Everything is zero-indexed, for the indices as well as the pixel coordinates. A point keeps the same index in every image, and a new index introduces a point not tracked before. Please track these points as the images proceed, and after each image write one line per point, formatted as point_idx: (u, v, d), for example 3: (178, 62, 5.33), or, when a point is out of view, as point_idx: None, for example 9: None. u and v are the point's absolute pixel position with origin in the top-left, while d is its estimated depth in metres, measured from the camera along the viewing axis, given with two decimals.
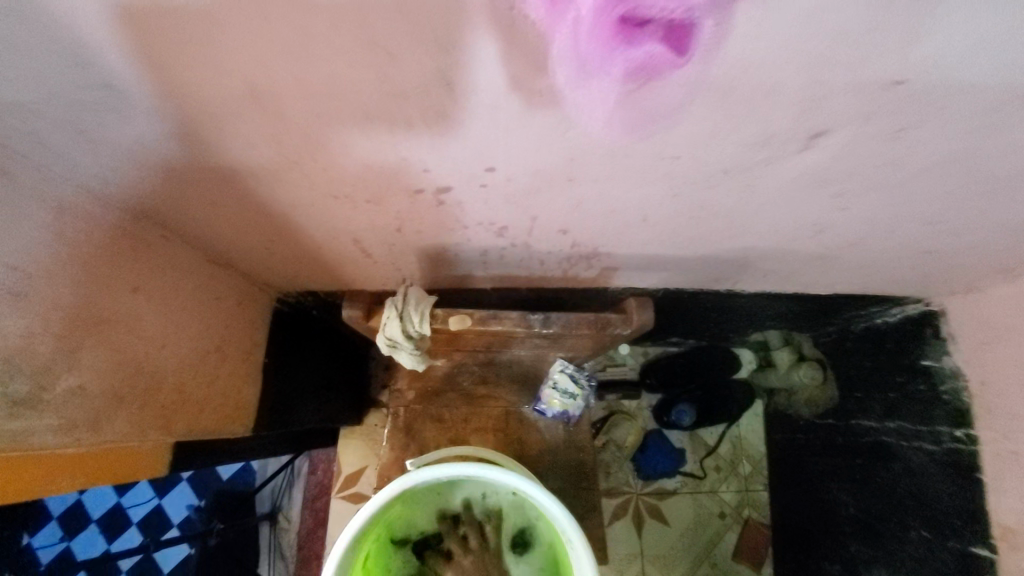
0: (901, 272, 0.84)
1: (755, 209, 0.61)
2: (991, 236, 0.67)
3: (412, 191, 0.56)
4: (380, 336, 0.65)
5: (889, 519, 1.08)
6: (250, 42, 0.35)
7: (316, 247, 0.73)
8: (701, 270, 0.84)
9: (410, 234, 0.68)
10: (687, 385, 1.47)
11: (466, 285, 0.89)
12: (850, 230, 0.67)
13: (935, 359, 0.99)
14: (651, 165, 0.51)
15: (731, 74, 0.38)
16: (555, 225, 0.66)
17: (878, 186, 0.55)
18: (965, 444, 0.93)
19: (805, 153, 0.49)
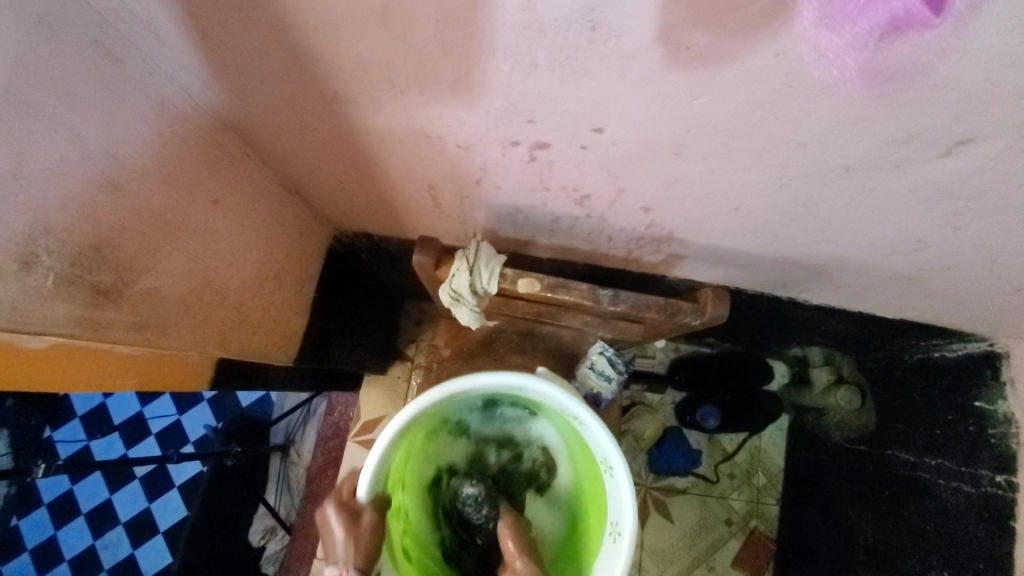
0: (982, 308, 0.79)
1: (860, 214, 0.57)
2: None
3: (507, 141, 0.54)
4: (445, 287, 0.64)
5: (909, 554, 1.06)
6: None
7: (388, 188, 0.71)
8: (771, 272, 0.81)
9: (488, 188, 0.66)
10: (716, 389, 1.45)
11: (525, 251, 0.87)
12: (950, 253, 0.63)
13: (989, 402, 0.96)
14: (770, 149, 0.48)
15: (902, 53, 0.34)
16: (639, 201, 0.63)
17: (1005, 210, 0.51)
18: (1004, 490, 0.92)
19: (944, 160, 0.45)
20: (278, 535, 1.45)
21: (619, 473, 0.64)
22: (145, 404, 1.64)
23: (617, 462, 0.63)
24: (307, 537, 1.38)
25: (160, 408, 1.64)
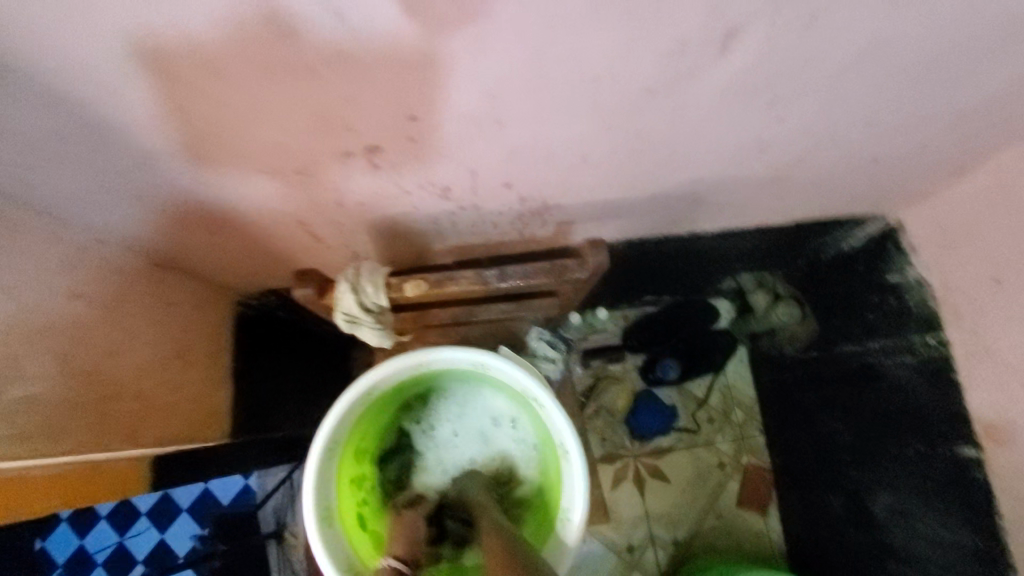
0: (854, 187, 0.84)
1: (694, 131, 0.61)
2: (933, 131, 0.68)
3: (341, 153, 0.55)
4: (337, 314, 0.64)
5: (880, 439, 1.06)
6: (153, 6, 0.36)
7: (261, 235, 0.71)
8: (658, 211, 0.84)
9: (353, 208, 0.67)
10: (669, 342, 1.45)
11: (426, 260, 0.88)
12: (791, 145, 0.67)
13: (900, 273, 0.98)
14: (576, 92, 0.50)
15: None
16: (497, 177, 0.65)
17: (811, 87, 0.55)
18: (939, 348, 0.92)
19: (728, 56, 0.48)
20: None
21: (573, 453, 0.73)
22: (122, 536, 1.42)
23: (571, 443, 0.72)
24: None
25: (139, 536, 1.43)
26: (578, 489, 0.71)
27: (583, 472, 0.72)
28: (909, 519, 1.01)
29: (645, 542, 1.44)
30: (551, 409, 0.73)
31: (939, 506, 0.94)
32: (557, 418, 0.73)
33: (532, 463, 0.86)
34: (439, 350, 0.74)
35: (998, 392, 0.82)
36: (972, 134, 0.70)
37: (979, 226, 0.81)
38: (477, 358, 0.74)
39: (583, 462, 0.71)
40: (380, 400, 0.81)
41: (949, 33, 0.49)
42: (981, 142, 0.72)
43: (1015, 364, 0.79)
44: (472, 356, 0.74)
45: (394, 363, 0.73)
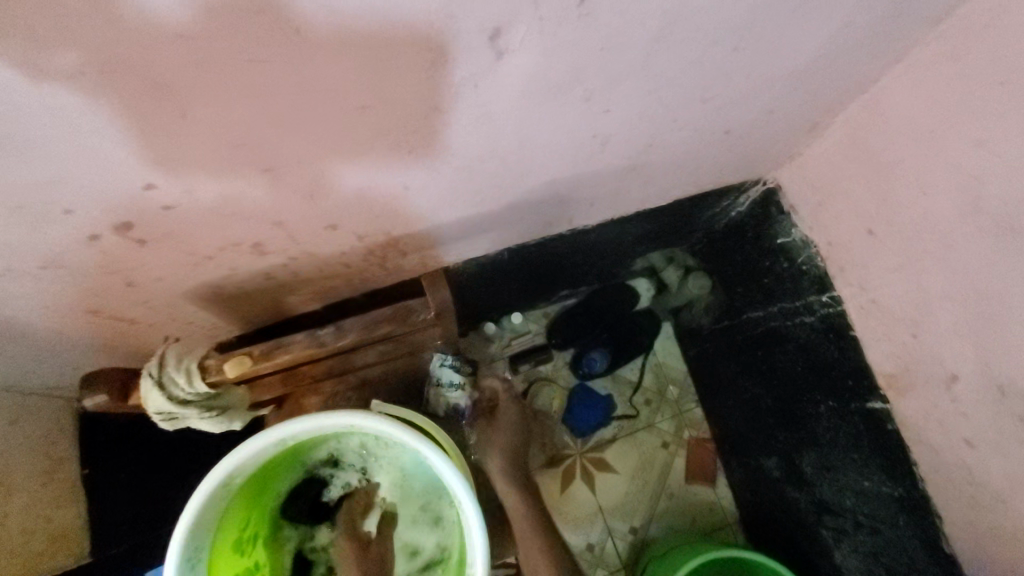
0: (721, 158, 0.80)
1: (516, 139, 0.55)
2: (773, 92, 0.65)
3: (88, 237, 0.45)
4: (152, 415, 0.55)
5: (799, 399, 1.06)
6: None
7: (54, 333, 0.60)
8: (525, 219, 0.78)
9: (152, 286, 0.57)
10: (593, 332, 1.42)
11: (285, 314, 0.78)
12: (633, 134, 0.62)
13: (787, 235, 0.96)
14: (347, 124, 0.43)
15: None
16: (313, 223, 0.57)
17: (623, 76, 0.50)
18: (833, 306, 0.91)
19: (505, 59, 0.42)
20: None
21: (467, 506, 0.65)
22: None
23: (463, 497, 0.64)
24: None
25: None
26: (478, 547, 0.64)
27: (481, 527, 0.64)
28: (839, 476, 1.00)
29: (604, 538, 1.40)
30: (438, 461, 0.66)
31: (861, 459, 0.94)
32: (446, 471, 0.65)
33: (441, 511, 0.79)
34: (304, 420, 0.65)
35: (891, 341, 0.81)
36: (813, 86, 0.67)
37: (845, 178, 0.80)
38: (348, 421, 0.66)
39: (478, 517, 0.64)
40: (250, 483, 0.71)
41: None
42: (825, 93, 0.70)
43: (901, 312, 0.78)
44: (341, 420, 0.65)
45: (248, 447, 0.64)
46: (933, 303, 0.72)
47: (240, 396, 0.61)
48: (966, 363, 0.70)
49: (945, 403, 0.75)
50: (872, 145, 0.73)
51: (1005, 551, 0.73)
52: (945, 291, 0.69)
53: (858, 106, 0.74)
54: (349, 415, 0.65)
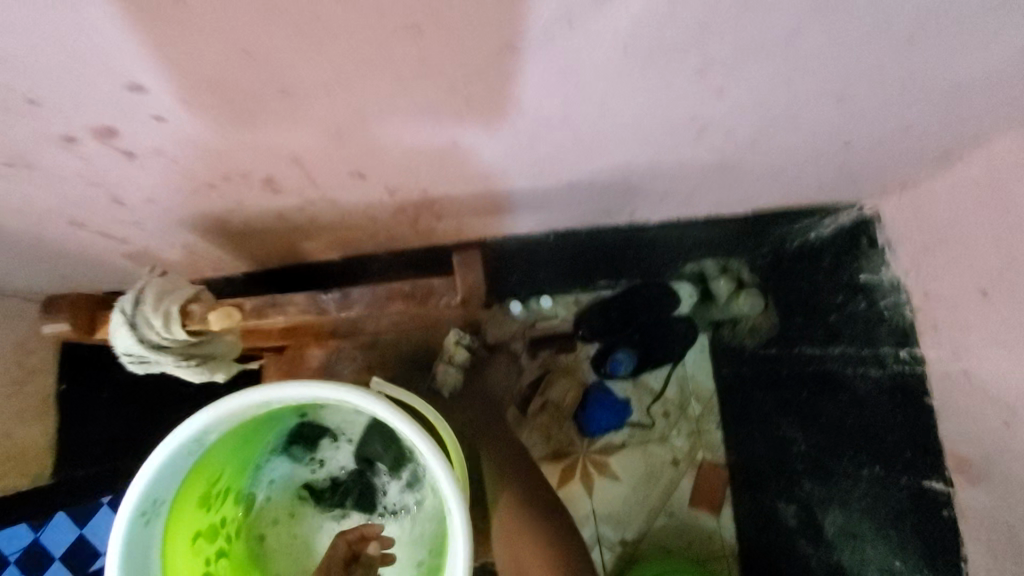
0: (825, 172, 0.68)
1: (597, 108, 0.44)
2: (922, 106, 0.52)
3: (59, 139, 0.37)
4: (120, 357, 0.48)
5: (839, 455, 0.94)
6: None
7: (33, 240, 0.53)
8: (580, 204, 0.67)
9: (143, 206, 0.49)
10: (624, 330, 1.24)
11: (296, 259, 0.70)
12: (738, 127, 0.51)
13: (874, 273, 0.83)
14: (392, 52, 0.33)
15: None
16: (336, 167, 0.47)
17: (757, 51, 0.38)
18: (911, 365, 0.79)
19: (616, 1, 0.31)
20: None
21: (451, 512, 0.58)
22: None
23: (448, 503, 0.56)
24: None
25: None
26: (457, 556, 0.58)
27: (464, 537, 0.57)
28: (865, 547, 0.90)
29: None
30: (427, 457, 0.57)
31: (899, 539, 0.83)
32: (437, 473, 0.57)
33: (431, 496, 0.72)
34: (288, 385, 0.57)
35: (976, 423, 0.69)
36: (972, 108, 0.54)
37: (969, 225, 0.67)
38: (337, 395, 0.57)
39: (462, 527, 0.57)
40: (230, 435, 0.65)
41: None
42: (980, 118, 0.57)
43: (1001, 395, 0.65)
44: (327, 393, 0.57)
45: (227, 403, 0.57)
46: None
47: (227, 345, 0.53)
48: None
49: None
50: (1019, 192, 0.60)
51: None
52: None
53: (1012, 141, 0.60)
54: (334, 388, 0.56)
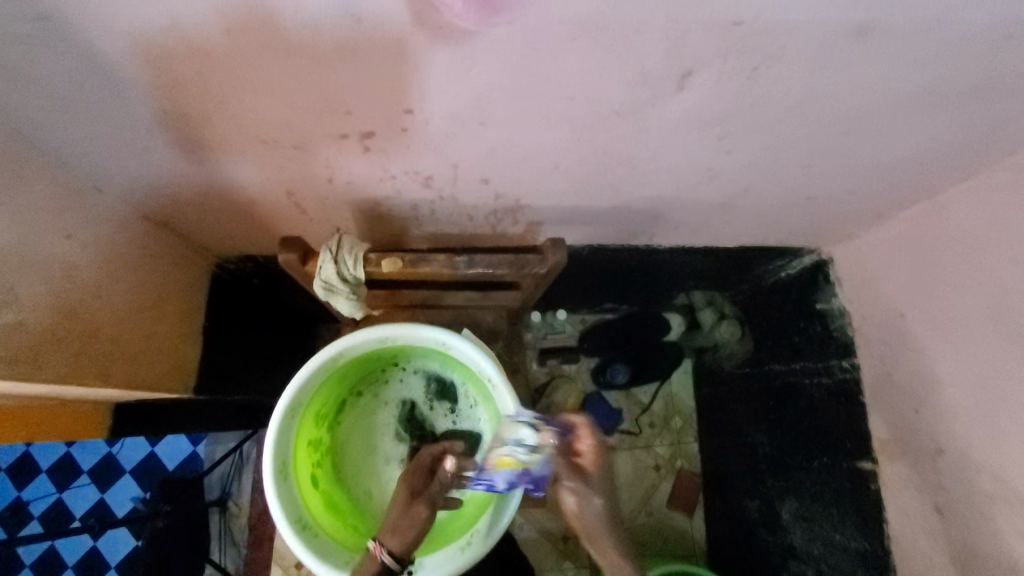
0: (793, 219, 0.94)
1: (653, 153, 0.69)
2: (856, 175, 0.79)
3: (337, 134, 0.61)
4: (317, 280, 0.71)
5: (796, 452, 1.16)
6: None
7: (250, 201, 0.75)
8: (619, 223, 0.92)
9: (341, 186, 0.72)
10: (621, 348, 1.51)
11: (403, 245, 0.93)
12: (738, 176, 0.76)
13: (826, 302, 1.09)
14: (552, 107, 0.58)
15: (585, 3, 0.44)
16: (477, 173, 0.72)
17: (754, 128, 0.64)
18: (850, 371, 1.03)
19: (681, 92, 0.57)
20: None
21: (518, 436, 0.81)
22: (61, 489, 1.40)
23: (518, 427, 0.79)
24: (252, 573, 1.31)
25: (80, 489, 1.41)
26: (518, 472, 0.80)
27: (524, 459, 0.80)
28: (813, 525, 1.10)
29: (578, 534, 1.46)
30: (504, 389, 0.81)
31: (838, 514, 1.04)
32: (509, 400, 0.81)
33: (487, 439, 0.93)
34: (411, 327, 0.80)
35: (893, 413, 0.93)
36: (888, 181, 0.81)
37: (891, 266, 0.93)
38: (443, 338, 0.81)
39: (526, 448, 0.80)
40: (346, 368, 0.87)
41: (861, 95, 0.59)
42: (895, 189, 0.84)
43: (909, 389, 0.90)
44: (438, 336, 0.80)
45: (364, 335, 0.79)
46: (938, 386, 0.84)
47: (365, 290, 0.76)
48: (953, 441, 0.81)
49: (926, 473, 0.86)
50: (922, 242, 0.87)
51: None
52: (951, 376, 0.82)
53: (918, 208, 0.88)
54: (444, 333, 0.80)
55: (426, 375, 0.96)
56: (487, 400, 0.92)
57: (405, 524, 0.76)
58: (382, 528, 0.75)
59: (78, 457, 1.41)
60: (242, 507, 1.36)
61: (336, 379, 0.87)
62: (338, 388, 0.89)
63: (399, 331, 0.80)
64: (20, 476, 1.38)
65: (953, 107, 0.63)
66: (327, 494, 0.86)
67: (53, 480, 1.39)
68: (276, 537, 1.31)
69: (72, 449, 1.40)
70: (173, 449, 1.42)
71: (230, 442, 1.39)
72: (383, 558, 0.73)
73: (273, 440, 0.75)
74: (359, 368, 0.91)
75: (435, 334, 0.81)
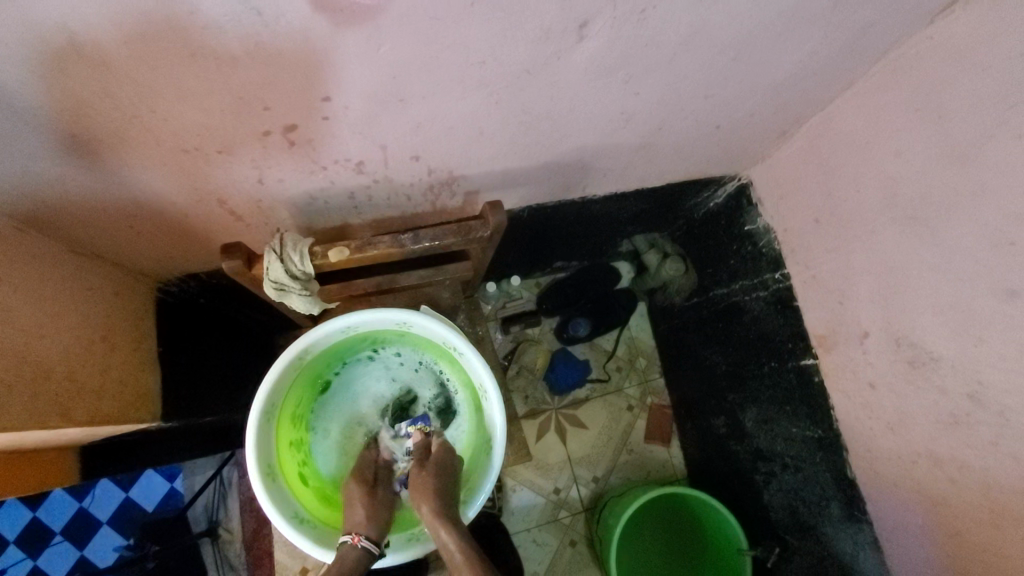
0: (710, 149, 1.01)
1: (569, 105, 0.72)
2: (756, 98, 0.85)
3: (260, 132, 0.61)
4: (266, 282, 0.71)
5: (748, 364, 1.26)
6: (71, 6, 0.41)
7: (182, 216, 0.74)
8: (551, 180, 0.96)
9: (273, 185, 0.72)
10: (578, 303, 1.57)
11: (347, 237, 0.94)
12: (651, 115, 0.81)
13: (753, 222, 1.18)
14: (465, 73, 0.60)
15: None
16: (406, 152, 0.73)
17: (656, 66, 0.69)
18: (783, 281, 1.13)
19: (584, 43, 0.60)
20: None
21: (491, 393, 0.85)
22: (35, 555, 1.29)
23: (490, 385, 0.83)
24: None
25: (55, 551, 1.30)
26: (498, 426, 0.84)
27: (501, 413, 0.84)
28: (773, 426, 1.20)
29: (569, 485, 1.53)
30: (470, 355, 0.84)
31: (792, 410, 1.15)
32: (477, 364, 0.84)
33: (465, 405, 0.97)
34: (369, 311, 0.82)
35: (825, 309, 1.03)
36: (786, 99, 0.88)
37: (802, 178, 1.01)
38: (403, 317, 0.83)
39: (501, 403, 0.84)
40: (313, 363, 0.88)
41: (744, 21, 0.65)
42: (793, 106, 0.91)
43: (834, 285, 0.99)
44: (399, 317, 0.82)
45: (323, 327, 0.80)
46: (857, 277, 0.93)
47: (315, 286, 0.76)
48: (875, 323, 0.91)
49: (858, 355, 0.96)
50: (825, 150, 0.95)
51: (888, 470, 0.94)
52: (865, 266, 0.91)
53: (815, 122, 0.96)
54: (404, 312, 0.82)
55: (395, 357, 0.98)
56: (458, 370, 0.95)
57: (370, 515, 0.81)
58: (353, 522, 0.79)
59: (46, 520, 1.29)
60: (236, 531, 1.35)
61: (304, 376, 0.88)
62: (308, 384, 0.90)
63: (357, 319, 0.82)
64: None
65: (826, 21, 0.70)
66: (319, 490, 0.88)
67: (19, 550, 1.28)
68: (276, 549, 1.30)
69: (38, 512, 1.29)
70: (149, 489, 1.36)
71: (209, 469, 1.36)
72: (362, 543, 0.76)
73: (255, 447, 0.77)
74: (328, 362, 0.92)
75: (394, 316, 0.83)
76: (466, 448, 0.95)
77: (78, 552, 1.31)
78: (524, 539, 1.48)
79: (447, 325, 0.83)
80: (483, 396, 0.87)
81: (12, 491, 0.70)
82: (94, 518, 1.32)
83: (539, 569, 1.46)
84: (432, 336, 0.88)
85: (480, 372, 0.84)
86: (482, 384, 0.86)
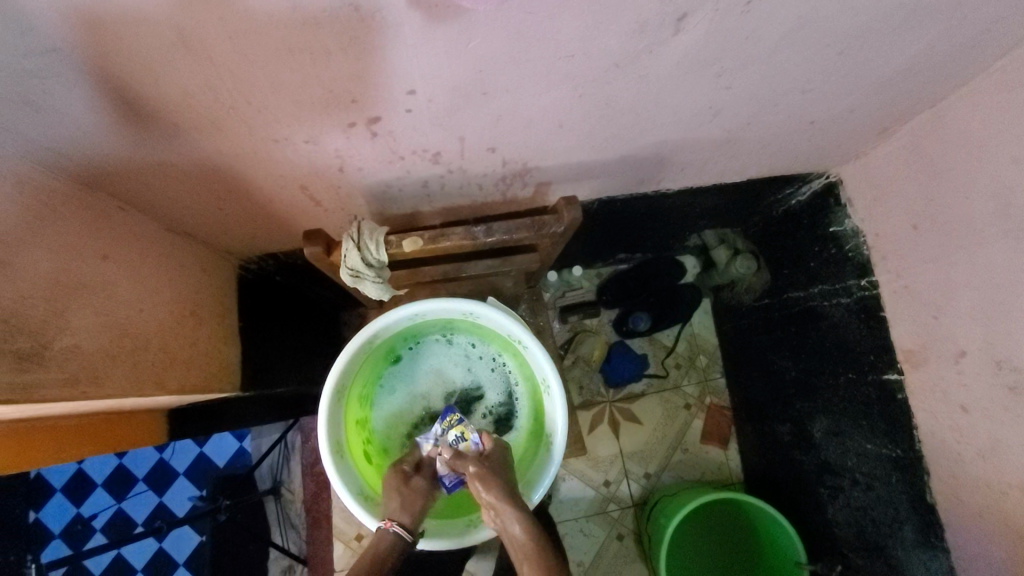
0: (800, 145, 0.94)
1: (654, 99, 0.69)
2: (859, 92, 0.78)
3: (345, 124, 0.62)
4: (343, 269, 0.73)
5: (821, 373, 1.19)
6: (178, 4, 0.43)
7: (266, 200, 0.77)
8: (626, 173, 0.93)
9: (352, 173, 0.73)
10: (640, 296, 1.53)
11: (417, 224, 0.95)
12: (740, 109, 0.76)
13: (840, 224, 1.10)
14: (552, 67, 0.58)
15: None
16: (482, 144, 0.73)
17: (754, 59, 0.64)
18: (869, 290, 1.05)
19: (679, 36, 0.57)
20: (299, 569, 1.38)
21: (554, 389, 0.84)
22: (121, 499, 1.41)
23: (553, 380, 0.82)
24: (317, 554, 1.37)
25: (139, 496, 1.42)
26: (560, 423, 0.84)
27: (563, 411, 0.83)
28: (844, 440, 1.14)
29: (619, 479, 1.52)
30: (534, 349, 0.83)
31: (868, 425, 1.08)
32: (542, 360, 0.83)
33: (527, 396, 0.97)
34: (437, 300, 0.82)
35: (916, 323, 0.95)
36: (892, 94, 0.80)
37: (902, 179, 0.93)
38: (470, 308, 0.83)
39: (563, 399, 0.83)
40: (380, 346, 0.90)
41: (857, 12, 0.59)
42: (901, 101, 0.83)
43: (929, 298, 0.91)
44: (466, 308, 0.82)
45: (392, 314, 0.81)
46: (958, 292, 0.85)
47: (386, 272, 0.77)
48: (975, 342, 0.83)
49: (952, 375, 0.88)
50: (932, 150, 0.86)
51: (974, 499, 0.88)
52: (969, 281, 0.83)
53: (922, 119, 0.87)
54: (471, 303, 0.82)
55: (462, 342, 0.99)
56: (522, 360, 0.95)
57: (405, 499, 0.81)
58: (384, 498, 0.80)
59: (131, 467, 1.42)
60: (297, 492, 1.43)
61: (373, 358, 0.90)
62: (375, 365, 0.93)
63: (426, 307, 0.83)
64: (76, 493, 1.40)
65: (950, 12, 0.63)
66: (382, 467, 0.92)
67: (108, 493, 1.41)
68: (335, 515, 1.37)
69: (125, 459, 1.42)
70: (220, 446, 1.46)
71: (274, 433, 1.44)
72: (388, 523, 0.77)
73: (325, 426, 0.80)
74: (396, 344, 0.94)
75: (462, 306, 0.83)
76: (526, 438, 0.95)
77: (157, 499, 1.42)
78: (570, 528, 1.49)
79: (515, 320, 0.83)
80: (546, 391, 0.87)
81: (112, 448, 0.76)
82: (172, 469, 1.44)
83: (584, 559, 1.47)
84: (498, 326, 0.88)
85: (544, 368, 0.84)
86: (545, 379, 0.85)
